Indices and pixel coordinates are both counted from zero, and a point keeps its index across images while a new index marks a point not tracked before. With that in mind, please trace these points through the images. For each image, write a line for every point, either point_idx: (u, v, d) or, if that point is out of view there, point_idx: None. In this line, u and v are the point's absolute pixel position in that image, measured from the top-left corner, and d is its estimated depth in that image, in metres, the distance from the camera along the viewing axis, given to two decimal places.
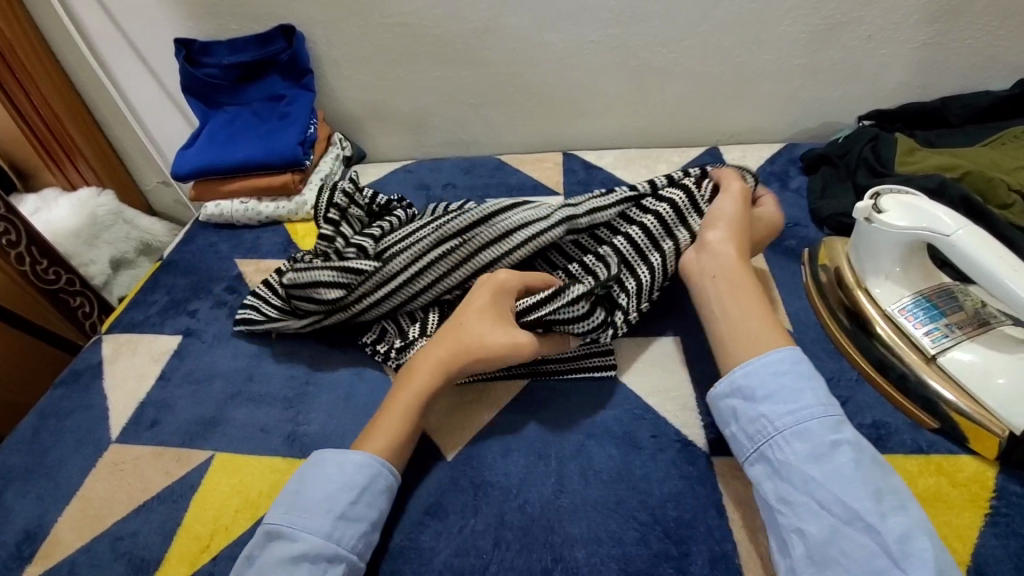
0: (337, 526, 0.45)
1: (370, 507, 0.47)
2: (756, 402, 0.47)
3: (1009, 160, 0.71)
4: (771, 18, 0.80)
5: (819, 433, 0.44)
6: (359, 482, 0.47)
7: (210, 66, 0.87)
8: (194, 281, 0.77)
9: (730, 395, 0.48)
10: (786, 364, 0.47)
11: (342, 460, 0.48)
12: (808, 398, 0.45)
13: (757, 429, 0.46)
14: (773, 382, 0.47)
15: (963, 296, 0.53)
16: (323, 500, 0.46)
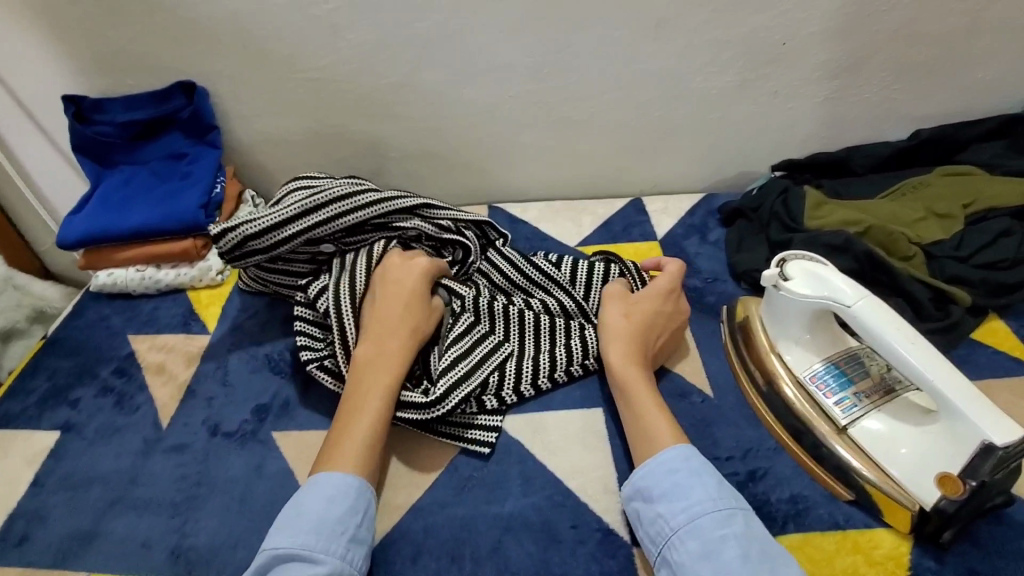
0: (348, 548, 0.45)
1: (370, 530, 0.47)
2: (653, 502, 0.46)
3: (908, 213, 0.73)
4: (685, 75, 0.81)
5: (708, 530, 0.43)
6: (362, 507, 0.47)
7: (103, 124, 0.81)
8: (79, 364, 0.69)
9: (631, 498, 0.48)
10: (680, 460, 0.47)
11: (348, 478, 0.47)
12: (699, 493, 0.45)
13: (657, 532, 0.45)
14: (667, 481, 0.46)
15: (868, 360, 0.53)
16: (336, 522, 0.45)
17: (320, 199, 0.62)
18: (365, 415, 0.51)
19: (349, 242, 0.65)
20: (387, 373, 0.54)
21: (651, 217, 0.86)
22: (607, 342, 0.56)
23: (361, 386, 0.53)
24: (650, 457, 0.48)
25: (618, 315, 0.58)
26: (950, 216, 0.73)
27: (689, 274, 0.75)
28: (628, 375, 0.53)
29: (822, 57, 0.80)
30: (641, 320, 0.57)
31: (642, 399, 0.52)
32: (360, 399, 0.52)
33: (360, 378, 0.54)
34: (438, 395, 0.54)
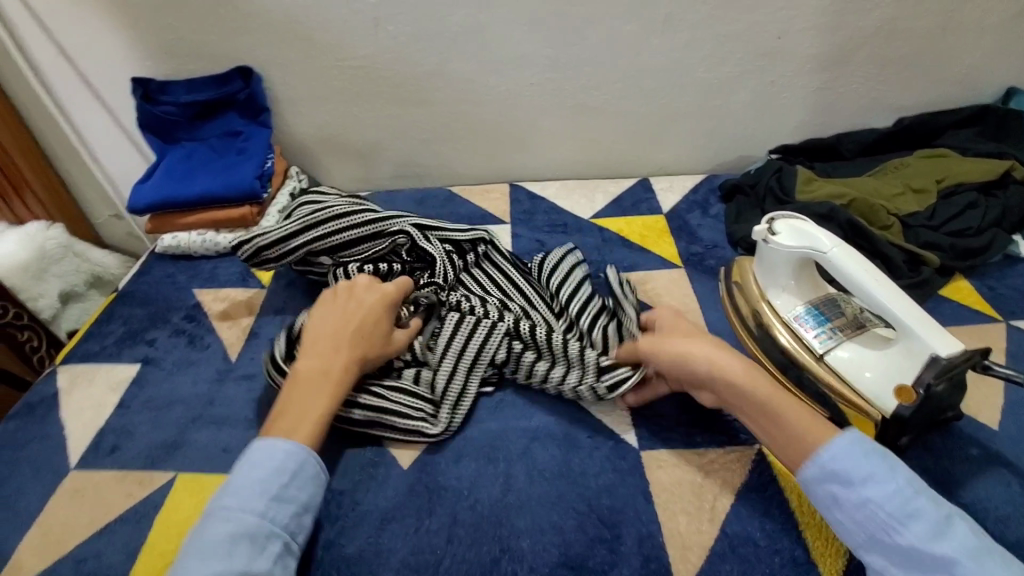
0: (271, 507, 0.45)
1: (301, 490, 0.47)
2: (856, 486, 0.44)
3: (888, 187, 0.83)
4: (689, 65, 0.91)
5: (929, 511, 0.42)
6: (290, 468, 0.47)
7: (167, 104, 0.91)
8: (152, 312, 0.79)
9: (822, 479, 0.45)
10: (869, 446, 0.45)
11: (271, 447, 0.47)
12: (903, 476, 0.44)
13: (865, 516, 0.43)
14: (863, 468, 0.44)
15: (845, 303, 0.63)
16: (254, 484, 0.45)
17: (316, 218, 0.71)
18: (298, 432, 0.49)
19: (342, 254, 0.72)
20: (327, 399, 0.51)
21: (657, 195, 0.95)
22: (713, 367, 0.52)
23: (299, 396, 0.51)
24: (825, 453, 0.46)
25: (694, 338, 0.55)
26: (924, 191, 0.82)
27: (692, 242, 0.84)
28: (758, 383, 0.50)
29: (812, 50, 0.90)
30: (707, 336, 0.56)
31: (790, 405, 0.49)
32: (296, 415, 0.50)
33: (302, 393, 0.51)
34: (441, 423, 0.58)
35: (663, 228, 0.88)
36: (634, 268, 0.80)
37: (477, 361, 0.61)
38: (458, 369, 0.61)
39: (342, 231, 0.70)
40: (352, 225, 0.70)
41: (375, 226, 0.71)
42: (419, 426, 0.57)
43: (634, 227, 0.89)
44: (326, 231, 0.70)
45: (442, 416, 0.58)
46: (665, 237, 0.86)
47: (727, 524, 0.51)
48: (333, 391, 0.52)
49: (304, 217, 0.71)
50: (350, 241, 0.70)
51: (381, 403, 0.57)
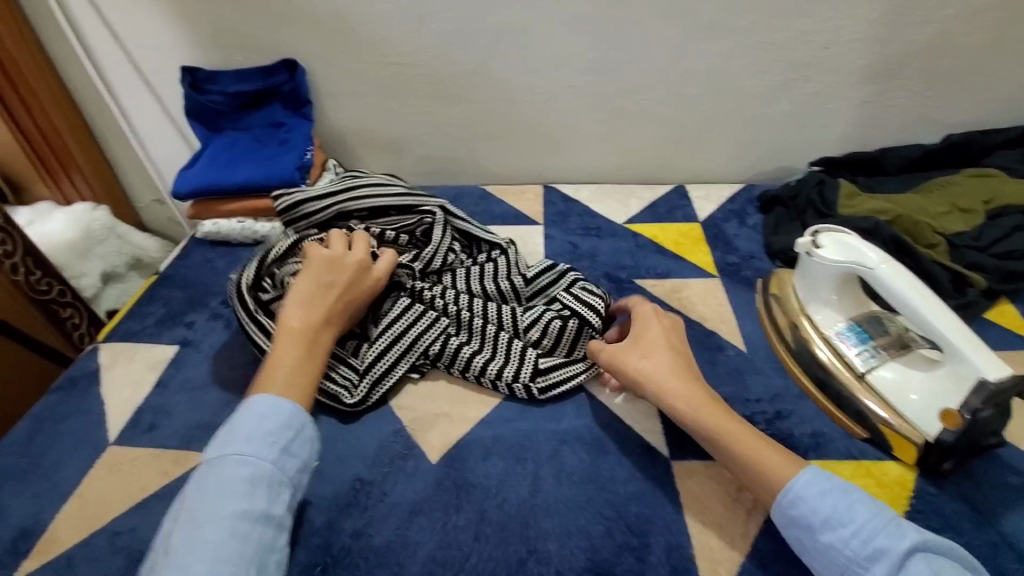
0: (279, 458, 0.48)
1: (305, 446, 0.50)
2: (816, 532, 0.45)
3: (935, 205, 0.81)
4: (731, 73, 0.89)
5: (889, 549, 0.42)
6: (297, 424, 0.50)
7: (214, 94, 0.93)
8: (190, 295, 0.80)
9: (789, 528, 0.47)
10: (826, 485, 0.46)
11: (278, 403, 0.50)
12: (861, 514, 0.44)
13: (831, 561, 0.44)
14: (825, 508, 0.45)
15: (889, 321, 0.61)
16: (265, 435, 0.48)
17: (358, 184, 0.80)
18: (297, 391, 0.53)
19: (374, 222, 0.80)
20: (319, 362, 0.56)
21: (693, 203, 0.94)
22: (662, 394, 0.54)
23: (298, 357, 0.54)
24: (789, 484, 0.47)
25: (654, 360, 0.56)
26: (971, 211, 0.80)
27: (728, 252, 0.83)
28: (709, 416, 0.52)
29: (861, 62, 0.87)
30: (671, 355, 0.57)
31: (745, 435, 0.51)
32: (294, 374, 0.53)
33: (300, 354, 0.55)
34: (359, 398, 0.60)
35: (699, 236, 0.87)
36: (669, 275, 0.80)
37: (413, 348, 0.63)
38: (393, 352, 0.63)
39: (378, 200, 0.79)
40: (387, 197, 0.79)
41: (410, 200, 0.79)
42: (338, 395, 0.60)
43: (669, 234, 0.88)
44: (362, 196, 0.79)
45: (359, 391, 0.60)
46: (700, 245, 0.85)
47: (759, 540, 0.50)
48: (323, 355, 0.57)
49: (346, 183, 0.81)
50: (382, 209, 0.79)
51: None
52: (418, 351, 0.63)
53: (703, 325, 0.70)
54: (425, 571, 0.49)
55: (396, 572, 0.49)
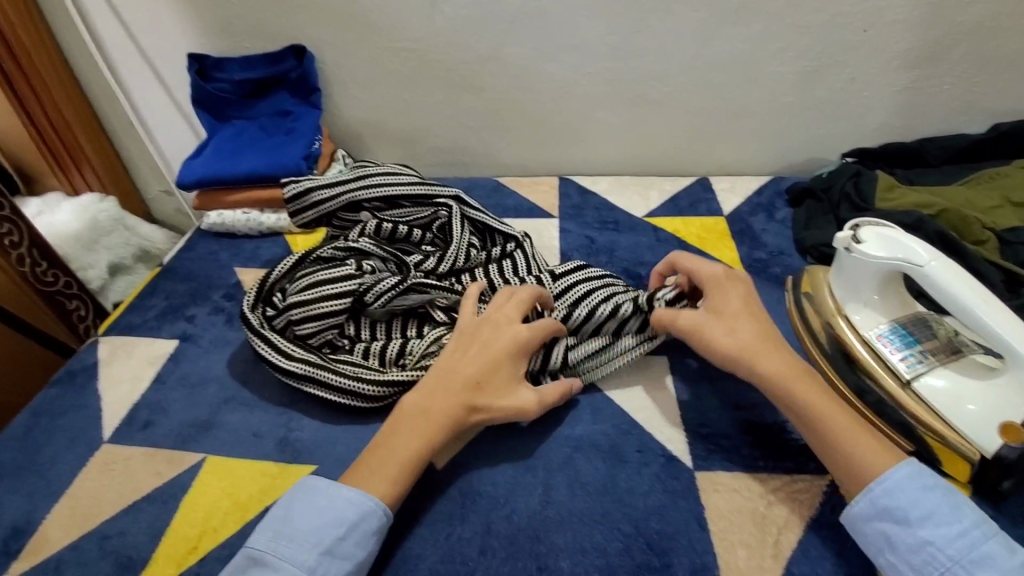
0: (322, 562, 0.43)
1: (358, 546, 0.44)
2: (914, 526, 0.42)
3: (984, 199, 0.75)
4: (761, 58, 0.84)
5: (999, 560, 0.39)
6: (349, 519, 0.44)
7: (221, 81, 0.91)
8: (193, 288, 0.78)
9: (877, 518, 0.43)
10: (929, 480, 0.44)
11: (336, 494, 0.46)
12: (968, 519, 0.41)
13: (923, 560, 0.41)
14: (928, 505, 0.42)
15: (937, 324, 0.56)
16: (310, 534, 0.44)
17: (370, 172, 0.78)
18: (384, 474, 0.47)
19: (385, 213, 0.77)
20: (427, 443, 0.48)
21: (717, 195, 0.89)
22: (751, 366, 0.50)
23: (403, 437, 0.49)
24: (876, 477, 0.44)
25: (738, 334, 0.52)
26: None
27: (755, 247, 0.78)
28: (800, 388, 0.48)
29: (902, 45, 0.81)
30: (756, 326, 0.52)
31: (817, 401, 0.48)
32: (387, 454, 0.48)
33: (400, 430, 0.49)
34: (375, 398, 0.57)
35: (724, 231, 0.82)
36: None
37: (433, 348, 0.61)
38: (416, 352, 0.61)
39: (389, 187, 0.76)
40: (399, 187, 0.76)
41: (423, 189, 0.76)
42: (353, 393, 0.57)
43: (692, 229, 0.83)
44: (372, 185, 0.76)
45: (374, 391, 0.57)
46: (725, 240, 0.80)
47: (793, 564, 0.45)
48: (433, 434, 0.49)
49: (357, 172, 0.78)
50: (395, 198, 0.76)
51: (325, 370, 0.59)
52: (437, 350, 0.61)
53: None
54: None
55: None
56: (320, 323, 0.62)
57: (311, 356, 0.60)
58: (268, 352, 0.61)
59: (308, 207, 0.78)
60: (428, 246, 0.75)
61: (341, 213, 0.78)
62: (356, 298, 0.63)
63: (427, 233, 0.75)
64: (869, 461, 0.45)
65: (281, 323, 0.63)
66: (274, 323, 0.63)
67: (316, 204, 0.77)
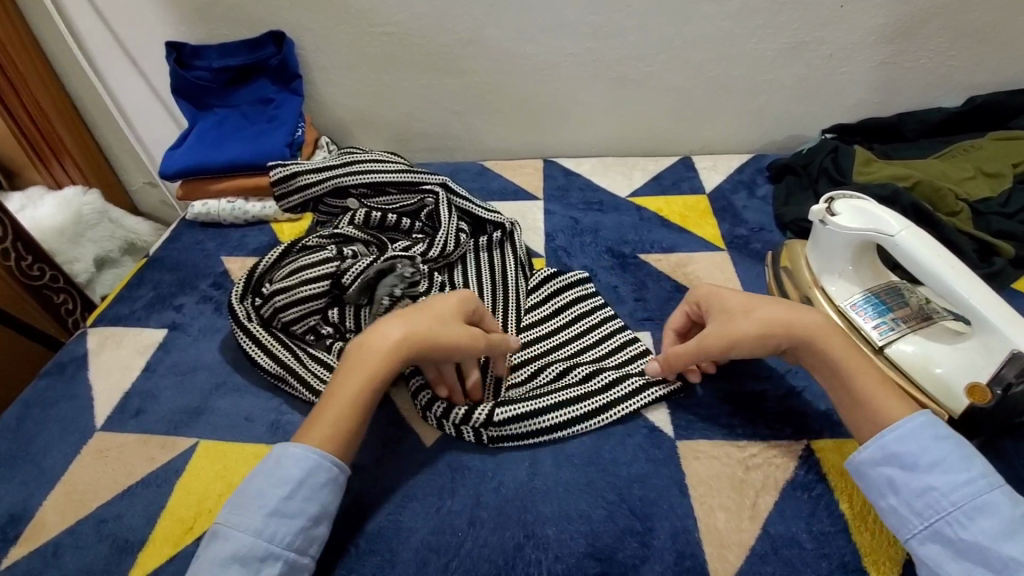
0: (273, 521, 0.43)
1: (308, 501, 0.45)
2: (921, 471, 0.43)
3: (957, 170, 0.76)
4: (741, 36, 0.85)
5: (1003, 508, 0.40)
6: (294, 477, 0.45)
7: (201, 70, 0.90)
8: (180, 277, 0.78)
9: (884, 463, 0.44)
10: (940, 431, 0.44)
11: (281, 454, 0.46)
12: (976, 468, 0.42)
13: (925, 504, 0.42)
14: (933, 453, 0.43)
15: (909, 293, 0.57)
16: (257, 497, 0.44)
17: (356, 158, 0.78)
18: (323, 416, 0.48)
19: (372, 200, 0.77)
20: (357, 375, 0.49)
21: (700, 174, 0.90)
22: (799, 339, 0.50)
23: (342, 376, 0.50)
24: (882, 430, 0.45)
25: (767, 314, 0.51)
26: (998, 175, 0.75)
27: (736, 224, 0.79)
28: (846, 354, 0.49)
29: (879, 20, 0.82)
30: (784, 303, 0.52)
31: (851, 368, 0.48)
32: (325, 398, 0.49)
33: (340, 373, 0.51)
34: None
35: (706, 209, 0.83)
36: (673, 249, 0.76)
37: None
38: None
39: (375, 173, 0.76)
40: (386, 174, 0.76)
41: (410, 177, 0.76)
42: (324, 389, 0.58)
43: (674, 207, 0.84)
44: (357, 169, 0.76)
45: None
46: (707, 217, 0.81)
47: (770, 524, 0.47)
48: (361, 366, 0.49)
49: (344, 157, 0.78)
50: (382, 185, 0.76)
51: (302, 367, 0.60)
52: None
53: None
54: (418, 558, 0.47)
55: (388, 559, 0.47)
56: (303, 309, 0.64)
57: (288, 352, 0.61)
58: (251, 347, 0.62)
59: (292, 191, 0.77)
60: (418, 234, 0.75)
61: (328, 198, 0.78)
62: (334, 281, 0.64)
63: (416, 221, 0.76)
64: (894, 408, 0.46)
65: (267, 316, 0.64)
66: (261, 314, 0.64)
67: (299, 188, 0.77)
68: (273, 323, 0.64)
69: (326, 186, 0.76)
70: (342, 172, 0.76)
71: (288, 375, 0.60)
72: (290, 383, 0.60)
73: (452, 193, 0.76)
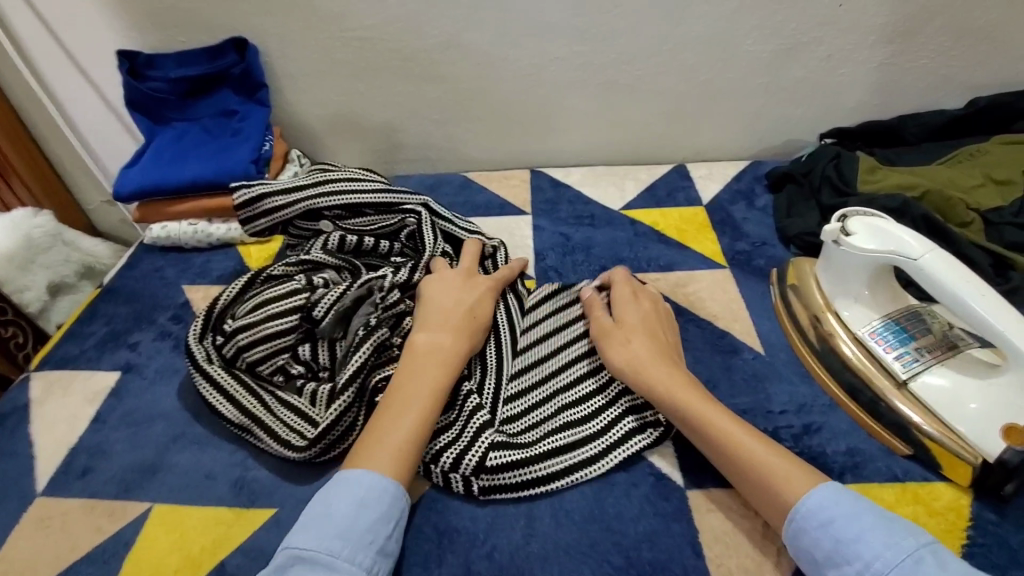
0: (377, 560, 0.42)
1: (397, 543, 0.44)
2: (823, 567, 0.40)
3: (966, 178, 0.72)
4: (736, 37, 0.80)
5: None
6: (395, 517, 0.44)
7: (156, 80, 0.83)
8: (137, 311, 0.71)
9: (799, 560, 0.42)
10: (829, 508, 0.41)
11: (382, 487, 0.44)
12: (868, 548, 0.38)
13: None
14: (827, 542, 0.39)
15: (930, 318, 0.53)
16: (362, 531, 0.42)
17: (329, 177, 0.71)
18: (415, 409, 0.48)
19: (348, 222, 0.71)
20: (442, 370, 0.51)
21: (695, 183, 0.85)
22: (637, 376, 0.51)
23: (422, 371, 0.51)
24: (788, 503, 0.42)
25: (630, 346, 0.53)
26: (1008, 182, 0.72)
27: (736, 238, 0.75)
28: (682, 396, 0.49)
29: (880, 19, 0.78)
30: (655, 340, 0.54)
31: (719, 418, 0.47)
32: (411, 391, 0.49)
33: (417, 367, 0.51)
34: (313, 438, 0.51)
35: (703, 222, 0.78)
36: (672, 267, 0.71)
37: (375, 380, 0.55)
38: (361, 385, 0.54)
39: (351, 193, 0.70)
40: (365, 192, 0.70)
41: (392, 195, 0.70)
42: (290, 439, 0.52)
43: (670, 221, 0.79)
44: (329, 190, 0.70)
45: (310, 434, 0.52)
46: (706, 232, 0.77)
47: None
48: (445, 363, 0.52)
49: (316, 175, 0.72)
50: (358, 205, 0.70)
51: (265, 414, 0.54)
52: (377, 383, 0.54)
53: (715, 325, 0.62)
54: None
55: None
56: (269, 347, 0.57)
57: (251, 398, 0.55)
58: (210, 391, 0.56)
59: (259, 213, 0.70)
60: (398, 258, 0.70)
61: (297, 220, 0.71)
62: (303, 314, 0.58)
63: (395, 243, 0.70)
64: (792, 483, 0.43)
65: (229, 356, 0.58)
66: (223, 353, 0.58)
67: (267, 211, 0.71)
68: (238, 363, 0.58)
69: (295, 208, 0.70)
70: (313, 193, 0.70)
71: (251, 427, 0.54)
72: (254, 434, 0.54)
73: (435, 212, 0.70)
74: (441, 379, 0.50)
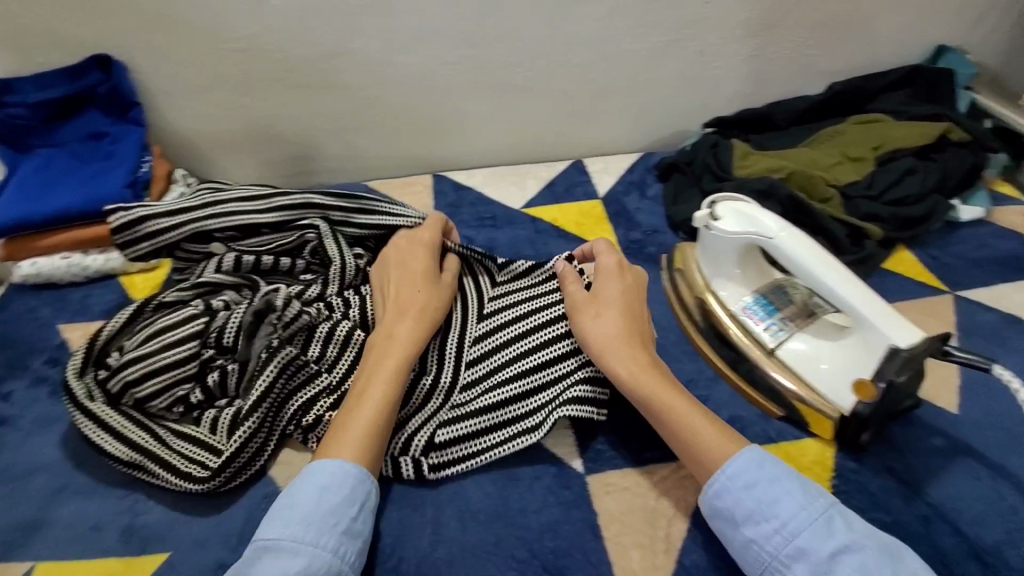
0: (344, 541, 0.42)
1: (365, 524, 0.44)
2: (740, 524, 0.43)
3: (823, 157, 0.79)
4: (616, 36, 0.83)
5: (814, 548, 0.40)
6: (359, 499, 0.44)
7: (14, 106, 0.76)
8: (6, 357, 0.66)
9: (714, 517, 0.44)
10: (754, 471, 0.44)
11: (345, 472, 0.44)
12: (788, 506, 0.42)
13: (750, 555, 0.42)
14: (749, 502, 0.43)
15: (793, 288, 0.57)
16: (326, 515, 0.42)
17: (219, 196, 0.67)
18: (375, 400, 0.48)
19: (242, 243, 0.67)
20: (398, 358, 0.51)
21: (592, 177, 0.88)
22: (600, 359, 0.51)
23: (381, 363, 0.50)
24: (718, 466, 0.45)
25: (599, 319, 0.53)
26: (861, 159, 0.79)
27: (630, 228, 0.78)
28: (647, 383, 0.48)
29: (743, 14, 0.84)
30: (623, 318, 0.53)
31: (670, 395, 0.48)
32: (367, 384, 0.49)
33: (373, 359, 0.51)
34: (217, 467, 0.50)
35: (600, 214, 0.81)
36: None
37: (275, 403, 0.54)
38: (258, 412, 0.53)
39: (243, 212, 0.66)
40: (262, 206, 0.67)
41: (291, 206, 0.67)
42: (191, 472, 0.50)
43: (570, 216, 0.81)
44: (218, 212, 0.66)
45: (211, 464, 0.50)
46: (602, 224, 0.80)
47: (684, 555, 0.46)
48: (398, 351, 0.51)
49: (202, 196, 0.68)
50: (253, 227, 0.66)
51: (158, 453, 0.51)
52: (276, 408, 0.54)
53: None
54: None
55: None
56: (161, 380, 0.54)
57: (143, 434, 0.52)
58: (96, 434, 0.52)
59: (144, 237, 0.67)
60: (308, 276, 0.67)
61: (185, 244, 0.67)
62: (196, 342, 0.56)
63: (299, 259, 0.66)
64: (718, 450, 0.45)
65: (115, 391, 0.54)
66: (108, 390, 0.54)
67: (152, 233, 0.67)
68: (125, 398, 0.55)
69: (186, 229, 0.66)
70: (202, 215, 0.66)
71: (145, 466, 0.51)
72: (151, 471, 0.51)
73: (336, 219, 0.67)
74: (396, 365, 0.50)
